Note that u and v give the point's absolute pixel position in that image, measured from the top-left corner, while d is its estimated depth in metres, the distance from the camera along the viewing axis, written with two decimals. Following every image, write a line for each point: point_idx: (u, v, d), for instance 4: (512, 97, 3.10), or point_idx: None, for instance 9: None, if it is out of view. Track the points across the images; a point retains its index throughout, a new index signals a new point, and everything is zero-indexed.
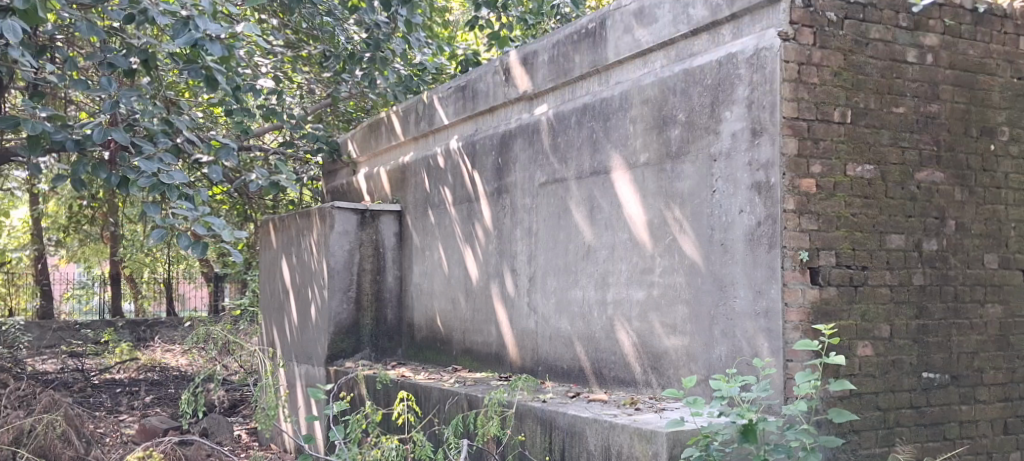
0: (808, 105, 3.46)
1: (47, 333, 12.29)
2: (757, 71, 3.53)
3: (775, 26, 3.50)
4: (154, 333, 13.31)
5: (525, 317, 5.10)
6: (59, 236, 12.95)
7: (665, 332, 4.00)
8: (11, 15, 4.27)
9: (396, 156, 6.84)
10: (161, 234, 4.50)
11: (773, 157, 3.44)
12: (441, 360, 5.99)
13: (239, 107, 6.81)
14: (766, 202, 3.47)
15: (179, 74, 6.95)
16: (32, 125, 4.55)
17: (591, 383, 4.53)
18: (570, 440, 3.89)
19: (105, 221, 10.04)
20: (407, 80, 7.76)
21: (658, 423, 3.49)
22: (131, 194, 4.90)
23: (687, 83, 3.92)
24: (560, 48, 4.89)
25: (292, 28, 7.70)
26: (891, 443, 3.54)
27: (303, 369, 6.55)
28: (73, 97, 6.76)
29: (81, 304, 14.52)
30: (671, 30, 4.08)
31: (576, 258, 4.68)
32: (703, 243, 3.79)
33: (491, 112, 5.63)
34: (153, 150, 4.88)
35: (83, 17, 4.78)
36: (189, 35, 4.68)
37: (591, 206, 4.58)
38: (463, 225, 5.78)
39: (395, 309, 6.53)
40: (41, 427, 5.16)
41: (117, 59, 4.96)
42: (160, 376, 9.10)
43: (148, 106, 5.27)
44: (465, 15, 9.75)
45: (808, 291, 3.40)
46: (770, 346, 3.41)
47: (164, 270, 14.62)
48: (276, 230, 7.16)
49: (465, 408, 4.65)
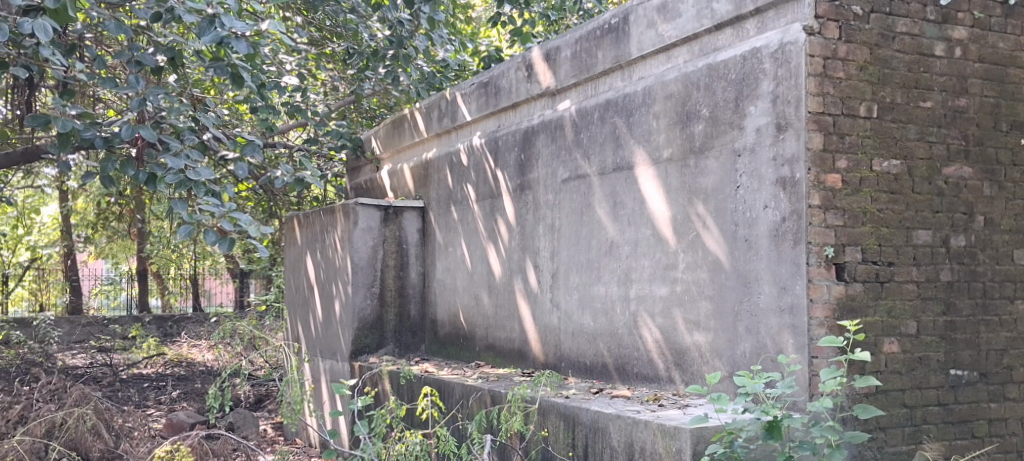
0: (833, 100, 3.44)
1: (77, 329, 12.55)
2: (782, 65, 3.50)
3: (799, 20, 3.48)
4: (180, 330, 13.44)
5: (547, 313, 5.11)
6: (88, 232, 13.07)
7: (687, 329, 4.00)
8: (42, 14, 4.33)
9: (419, 153, 6.87)
10: (188, 230, 4.51)
11: (798, 152, 3.41)
12: (464, 356, 6.01)
13: (264, 104, 6.83)
14: (791, 198, 3.45)
15: (205, 72, 7.02)
16: (63, 123, 4.63)
17: (614, 378, 4.53)
18: (594, 436, 3.89)
19: (132, 218, 10.19)
20: (429, 77, 7.86)
21: (681, 419, 3.48)
22: (158, 191, 4.94)
23: (712, 78, 3.90)
24: (582, 44, 4.90)
25: (316, 25, 7.83)
26: (918, 441, 3.51)
27: (327, 365, 6.60)
28: (101, 95, 6.85)
29: (109, 300, 14.69)
30: (695, 25, 4.06)
31: (598, 254, 4.68)
32: (727, 239, 3.77)
33: (515, 108, 5.63)
34: (180, 147, 4.95)
35: (112, 16, 4.81)
36: (215, 32, 4.68)
37: (614, 202, 4.57)
38: (487, 221, 5.79)
39: (418, 306, 6.56)
40: (72, 420, 5.22)
41: (145, 57, 4.99)
42: (187, 371, 9.21)
43: (174, 104, 5.29)
44: (489, 12, 9.78)
45: (833, 287, 3.38)
46: (795, 342, 3.39)
47: (190, 266, 14.83)
48: (301, 227, 7.21)
49: (488, 404, 4.66)
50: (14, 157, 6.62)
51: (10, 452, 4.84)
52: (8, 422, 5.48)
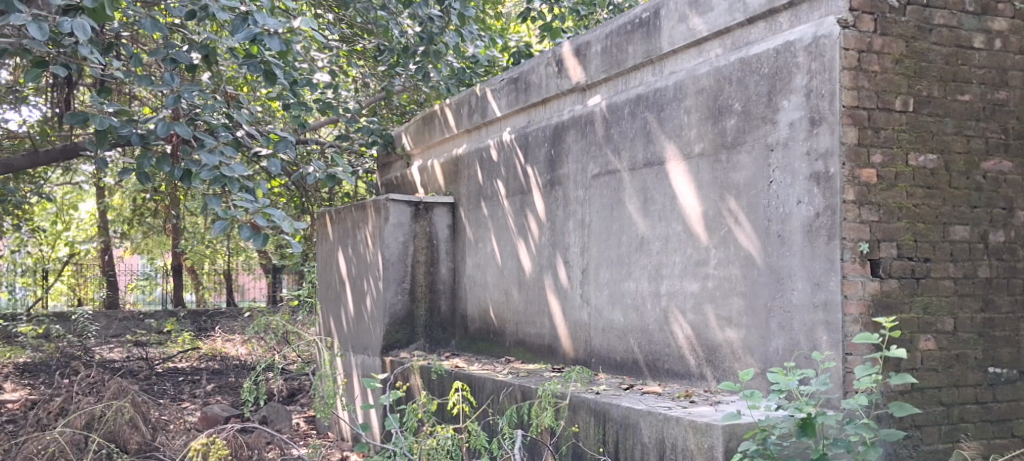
0: (868, 94, 3.40)
1: (113, 323, 12.79)
2: (815, 59, 3.46)
3: (834, 13, 3.44)
4: (213, 324, 13.57)
5: (577, 308, 5.10)
6: (125, 228, 13.30)
7: (719, 325, 3.97)
8: (81, 13, 4.41)
9: (449, 149, 6.89)
10: (223, 226, 4.56)
11: (832, 146, 3.38)
12: (494, 351, 6.02)
13: (296, 101, 6.74)
14: (825, 193, 3.41)
15: (238, 70, 7.10)
16: (100, 120, 4.71)
17: (644, 375, 4.51)
18: (624, 433, 3.88)
19: (167, 213, 10.37)
20: (460, 73, 7.88)
21: (713, 416, 3.46)
22: (193, 187, 5.02)
23: (744, 72, 3.87)
24: (612, 39, 4.88)
25: (347, 22, 7.88)
26: (955, 439, 3.46)
27: (359, 359, 6.65)
28: (136, 93, 6.95)
29: (145, 294, 15.05)
30: (727, 19, 4.03)
31: (629, 250, 4.67)
32: (760, 234, 3.74)
33: (545, 103, 5.63)
34: (214, 143, 5.01)
35: (147, 14, 4.87)
36: (248, 30, 4.73)
37: (645, 198, 4.55)
38: (517, 217, 5.79)
39: (448, 301, 6.59)
40: (110, 413, 5.32)
41: (180, 55, 5.06)
42: (221, 365, 9.33)
43: (208, 101, 5.36)
44: (519, 8, 9.77)
45: (868, 284, 3.34)
46: (829, 339, 3.35)
47: (224, 261, 15.03)
48: (332, 223, 7.26)
49: (518, 399, 4.67)
50: (54, 154, 6.75)
51: (51, 443, 4.95)
52: (49, 415, 5.60)
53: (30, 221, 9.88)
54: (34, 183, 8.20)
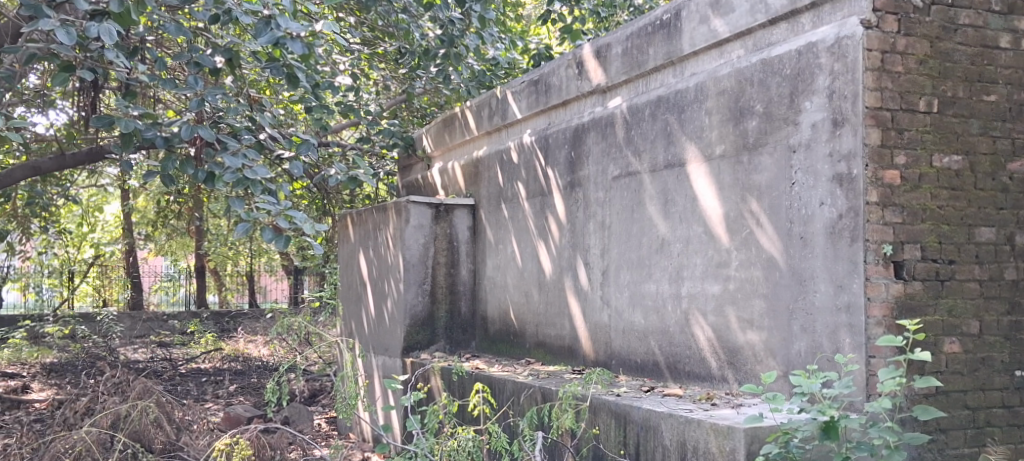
0: (891, 95, 3.37)
1: (137, 324, 12.94)
2: (838, 60, 3.44)
3: (856, 14, 3.42)
4: (236, 325, 13.68)
5: (597, 310, 5.10)
6: (149, 230, 13.45)
7: (740, 327, 3.95)
8: (106, 18, 4.49)
9: (469, 151, 6.91)
10: (245, 228, 4.60)
11: (855, 147, 3.35)
12: (514, 353, 6.03)
13: (318, 103, 6.77)
14: (848, 194, 3.39)
15: (261, 73, 7.16)
16: (125, 123, 4.78)
17: (665, 377, 4.50)
18: (645, 435, 3.88)
19: (191, 215, 10.49)
20: (480, 75, 7.89)
21: (734, 419, 3.44)
22: (216, 189, 5.06)
23: (765, 73, 3.85)
24: (632, 41, 4.88)
25: (369, 25, 7.91)
26: (981, 444, 3.42)
27: (379, 361, 6.68)
28: (161, 96, 7.01)
29: (169, 295, 15.26)
30: (749, 20, 4.02)
31: (649, 252, 4.66)
32: (782, 236, 3.72)
33: (565, 105, 5.64)
34: (237, 146, 5.06)
35: (172, 18, 4.93)
36: (271, 33, 4.78)
37: (665, 200, 4.54)
38: (537, 219, 5.79)
39: (469, 303, 6.60)
40: (135, 413, 5.36)
41: (203, 59, 5.10)
42: (243, 365, 9.40)
43: (231, 104, 5.41)
44: (539, 10, 9.79)
45: (891, 286, 3.32)
46: (852, 342, 3.33)
47: (246, 263, 15.15)
48: (353, 224, 7.30)
49: (539, 401, 4.67)
50: (80, 157, 6.84)
51: (78, 442, 5.02)
52: (76, 414, 5.68)
53: (57, 223, 10.02)
54: (60, 186, 8.32)
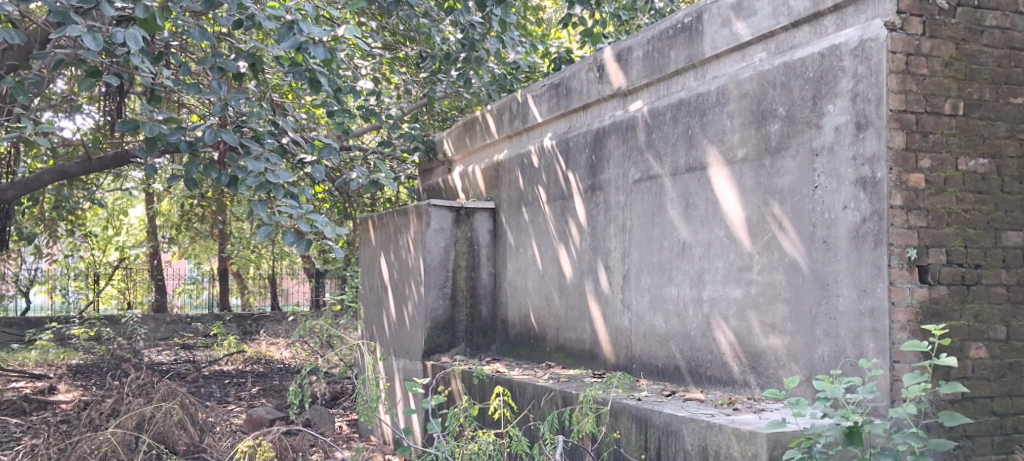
0: (916, 97, 3.35)
1: (162, 326, 13.16)
2: (862, 63, 3.42)
3: (881, 16, 3.39)
4: (258, 328, 13.80)
5: (618, 314, 5.08)
6: (173, 233, 13.63)
7: (763, 332, 3.93)
8: (132, 24, 4.57)
9: (490, 155, 6.92)
10: (267, 231, 4.62)
11: (879, 151, 3.32)
12: (535, 356, 6.02)
13: (340, 108, 6.78)
14: (872, 198, 3.36)
15: (283, 78, 7.22)
16: (150, 128, 4.83)
17: (686, 381, 4.48)
18: (666, 439, 3.86)
19: (215, 219, 10.61)
20: (501, 79, 7.90)
21: (757, 424, 3.42)
22: (239, 193, 5.10)
23: (788, 76, 3.82)
24: (654, 44, 4.87)
25: (390, 30, 7.95)
26: (1008, 450, 3.38)
27: (400, 363, 6.71)
28: (185, 100, 7.09)
29: (192, 298, 15.50)
30: (771, 23, 4.01)
31: (670, 255, 4.64)
32: (804, 240, 3.70)
33: (586, 109, 5.63)
34: (260, 150, 5.10)
35: (196, 23, 4.99)
36: (294, 38, 4.81)
37: (686, 203, 4.52)
38: (558, 222, 5.79)
39: (489, 306, 6.61)
40: (160, 414, 5.43)
41: (227, 64, 5.16)
42: (265, 368, 9.48)
43: (255, 108, 5.47)
44: (559, 13, 9.79)
45: (916, 290, 3.28)
46: (876, 347, 3.29)
47: (269, 266, 15.28)
48: (375, 228, 7.33)
49: (559, 404, 4.67)
50: (106, 161, 6.93)
51: (104, 443, 5.09)
52: (102, 415, 5.74)
53: (83, 226, 10.16)
54: (87, 189, 8.44)
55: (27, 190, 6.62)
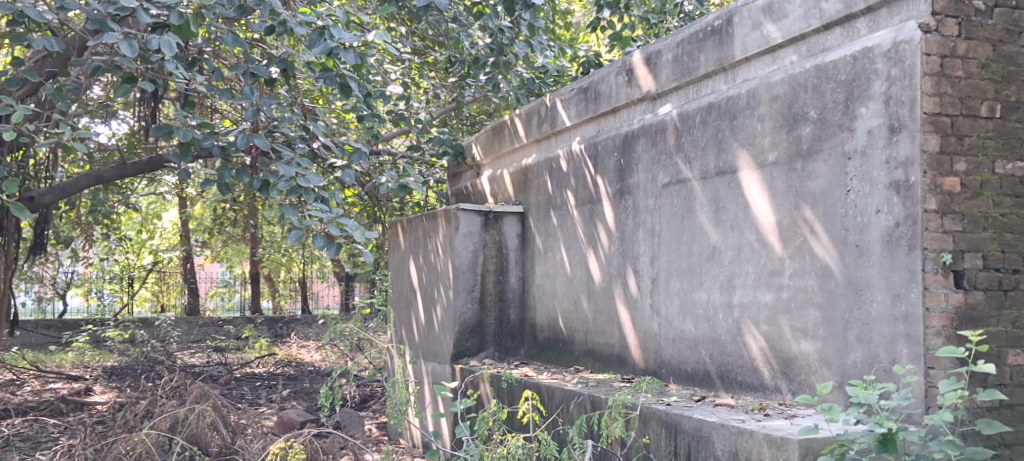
0: (951, 100, 3.30)
1: (194, 328, 13.40)
2: (895, 65, 3.38)
3: (915, 18, 3.35)
4: (289, 331, 13.94)
5: (647, 319, 5.06)
6: (206, 236, 13.87)
7: (794, 337, 3.89)
8: (167, 30, 4.67)
9: (518, 159, 6.94)
10: (298, 235, 4.65)
11: (913, 154, 3.28)
12: (563, 360, 6.01)
13: (370, 113, 6.84)
14: (905, 202, 3.31)
15: (315, 84, 7.30)
16: (184, 133, 4.90)
17: (716, 386, 4.44)
18: (696, 445, 3.83)
19: (247, 223, 10.75)
20: (529, 83, 7.90)
21: (789, 430, 3.39)
22: (271, 197, 5.15)
23: (820, 79, 3.79)
24: (683, 47, 4.85)
25: (419, 35, 8.01)
26: None
27: (429, 367, 6.73)
28: (217, 106, 7.18)
29: (224, 302, 15.76)
30: (802, 26, 3.98)
31: (700, 260, 4.61)
32: (837, 244, 3.66)
33: (615, 113, 5.62)
34: (291, 155, 5.15)
35: (229, 29, 5.06)
36: (325, 44, 4.86)
37: (716, 207, 4.50)
38: (586, 226, 5.78)
39: (518, 310, 6.61)
40: (193, 416, 5.50)
41: (259, 69, 5.23)
42: (296, 371, 9.58)
43: (286, 113, 5.53)
44: (588, 17, 9.77)
45: (951, 296, 3.23)
46: (910, 353, 3.25)
47: (299, 270, 15.45)
48: (404, 232, 7.37)
49: (588, 409, 4.66)
50: (141, 166, 7.03)
51: (139, 444, 5.17)
52: (137, 416, 5.78)
53: (118, 230, 10.33)
54: (122, 193, 8.59)
55: (65, 194, 6.75)
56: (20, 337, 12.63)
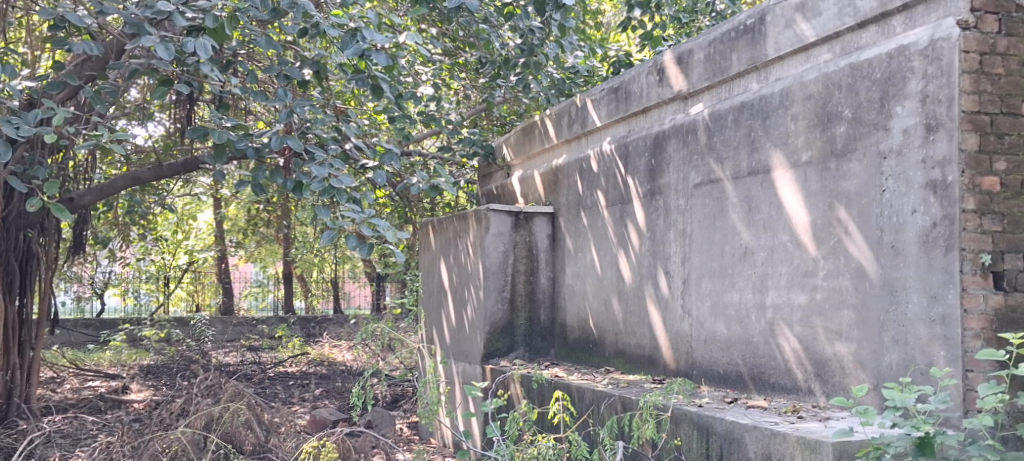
0: (991, 98, 3.25)
1: (228, 328, 13.58)
2: (932, 63, 3.32)
3: (952, 15, 3.30)
4: (321, 331, 14.07)
5: (678, 320, 5.03)
6: (240, 236, 14.07)
7: (828, 338, 3.84)
8: (202, 33, 4.73)
9: (548, 159, 6.93)
10: (331, 235, 4.69)
11: (950, 153, 3.23)
12: (594, 361, 6.00)
13: (401, 114, 6.90)
14: (942, 202, 3.26)
15: (347, 85, 7.37)
16: (218, 135, 4.97)
17: (749, 388, 4.40)
18: (729, 447, 3.80)
19: (280, 223, 10.87)
20: (560, 83, 7.90)
21: (823, 433, 3.35)
22: (304, 198, 5.21)
23: (854, 78, 3.74)
24: (715, 46, 4.82)
25: (450, 36, 8.04)
26: None
27: (460, 367, 6.76)
28: (251, 108, 7.27)
29: (257, 301, 15.95)
30: (836, 24, 3.93)
31: (732, 260, 4.57)
32: (872, 245, 3.61)
33: (646, 113, 5.60)
34: (324, 156, 5.19)
35: (263, 32, 5.12)
36: (357, 45, 4.90)
37: (749, 207, 4.46)
38: (617, 227, 5.76)
39: (548, 311, 6.61)
40: (227, 414, 5.58)
41: (292, 71, 5.29)
42: (328, 370, 9.66)
43: (320, 115, 5.58)
44: (618, 17, 9.75)
45: (990, 297, 3.18)
46: (947, 355, 3.20)
47: (331, 270, 15.60)
48: (434, 232, 7.40)
49: (619, 410, 4.64)
50: (176, 167, 7.14)
51: (175, 442, 5.25)
52: (172, 415, 5.89)
53: (154, 230, 10.49)
54: (158, 194, 8.73)
55: (103, 196, 6.88)
56: (60, 336, 12.88)
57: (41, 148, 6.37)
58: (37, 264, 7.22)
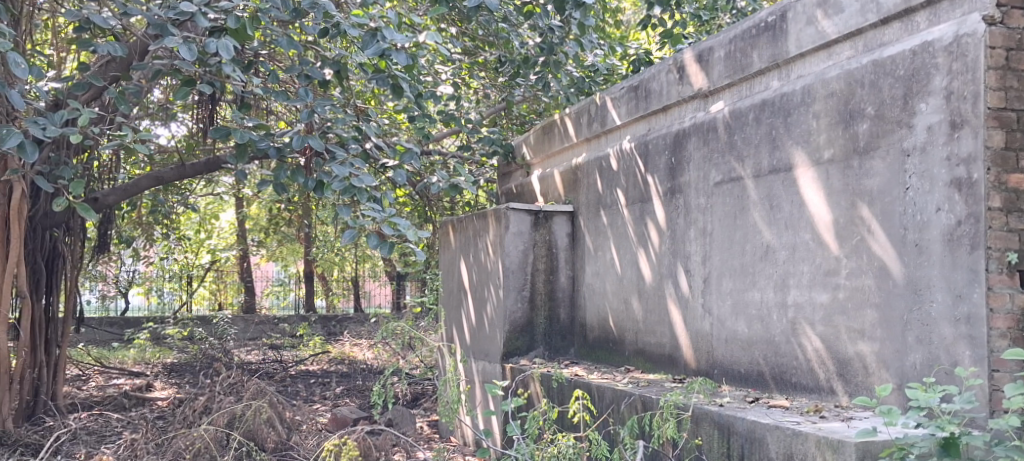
0: (1018, 94, 3.19)
1: (250, 326, 13.69)
2: (956, 59, 3.29)
3: (978, 10, 3.27)
4: (342, 330, 14.14)
5: (699, 319, 5.01)
6: (262, 236, 14.19)
7: (851, 338, 3.81)
8: (225, 34, 4.78)
9: (568, 158, 6.92)
10: (353, 234, 4.71)
11: (975, 151, 3.19)
12: (614, 360, 5.98)
13: (421, 113, 6.92)
14: (967, 200, 3.23)
15: (367, 85, 7.40)
16: (240, 134, 5.01)
17: (770, 388, 4.37)
18: (750, 447, 3.78)
19: (301, 222, 10.95)
20: (579, 82, 7.89)
21: (846, 433, 3.32)
22: (325, 197, 5.24)
23: (877, 75, 3.70)
24: (736, 44, 4.80)
25: (470, 35, 8.06)
26: None
27: (480, 366, 6.76)
28: (273, 108, 7.32)
29: (279, 300, 15.88)
30: (859, 20, 3.90)
31: (753, 259, 4.55)
32: (895, 243, 3.57)
33: (666, 111, 5.58)
34: (345, 156, 5.22)
35: (284, 32, 5.15)
36: (378, 45, 4.93)
37: (770, 205, 4.43)
38: (637, 225, 5.75)
39: (568, 309, 6.60)
40: (250, 412, 5.62)
41: (314, 71, 5.34)
42: (349, 368, 9.70)
43: (340, 114, 5.61)
44: (638, 15, 9.72)
45: (1017, 296, 3.13)
46: (972, 355, 3.16)
47: (352, 269, 15.66)
48: (454, 231, 7.41)
49: (640, 409, 4.63)
50: (199, 167, 7.21)
51: (198, 439, 5.30)
52: (195, 412, 5.94)
53: (177, 229, 10.60)
54: (180, 194, 8.82)
55: (127, 195, 6.96)
56: (85, 334, 13.02)
57: (67, 148, 6.45)
58: (62, 263, 7.29)
